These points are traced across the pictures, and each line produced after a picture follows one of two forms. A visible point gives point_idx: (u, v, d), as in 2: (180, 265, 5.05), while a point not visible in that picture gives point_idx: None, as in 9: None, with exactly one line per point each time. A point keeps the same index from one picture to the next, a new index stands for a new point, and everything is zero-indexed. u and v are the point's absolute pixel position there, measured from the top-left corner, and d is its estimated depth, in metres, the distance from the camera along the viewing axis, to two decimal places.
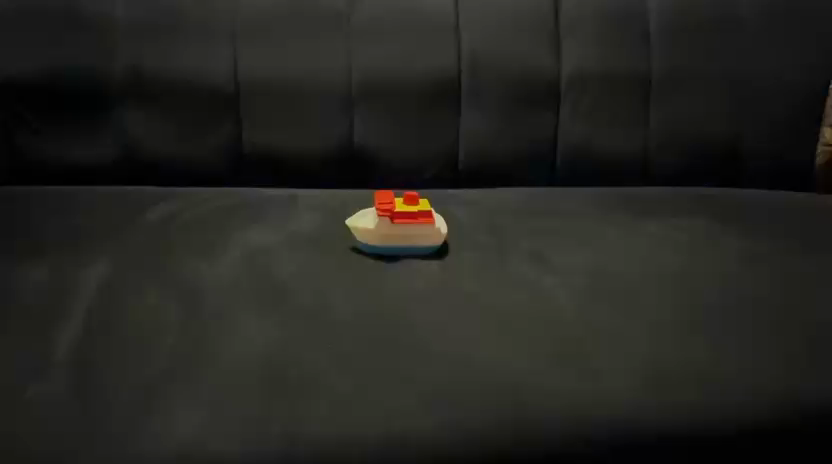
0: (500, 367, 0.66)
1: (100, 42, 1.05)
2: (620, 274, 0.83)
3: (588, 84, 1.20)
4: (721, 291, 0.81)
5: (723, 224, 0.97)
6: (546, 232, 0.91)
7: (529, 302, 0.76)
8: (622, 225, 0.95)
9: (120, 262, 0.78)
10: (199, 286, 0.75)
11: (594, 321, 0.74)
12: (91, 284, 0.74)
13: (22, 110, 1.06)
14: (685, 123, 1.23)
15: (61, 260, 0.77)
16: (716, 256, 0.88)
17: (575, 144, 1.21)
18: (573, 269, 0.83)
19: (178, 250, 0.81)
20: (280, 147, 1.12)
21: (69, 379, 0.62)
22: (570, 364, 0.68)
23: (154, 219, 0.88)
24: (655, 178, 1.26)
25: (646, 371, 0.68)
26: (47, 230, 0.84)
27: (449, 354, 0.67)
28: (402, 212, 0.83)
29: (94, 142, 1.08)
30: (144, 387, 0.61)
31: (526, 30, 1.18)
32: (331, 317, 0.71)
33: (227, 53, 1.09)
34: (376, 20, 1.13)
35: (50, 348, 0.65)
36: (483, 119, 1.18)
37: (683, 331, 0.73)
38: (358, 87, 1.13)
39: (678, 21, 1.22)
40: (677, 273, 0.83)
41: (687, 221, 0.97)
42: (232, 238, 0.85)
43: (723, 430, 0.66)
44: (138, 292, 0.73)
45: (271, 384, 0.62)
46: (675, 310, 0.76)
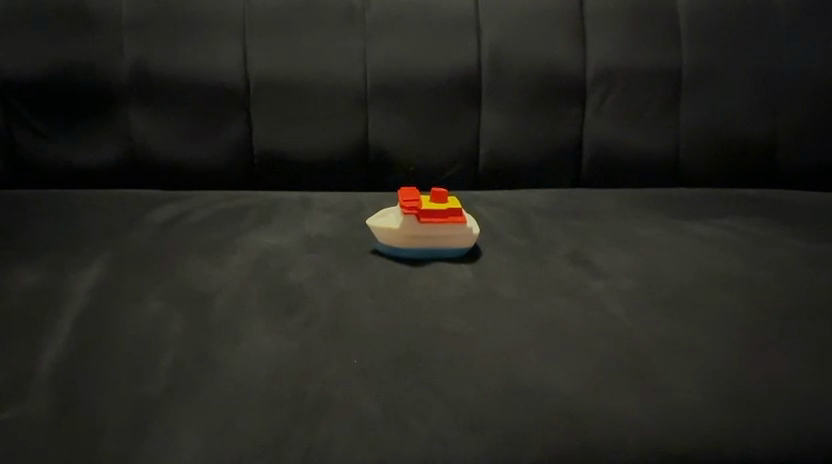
0: (537, 382, 0.60)
1: (105, 39, 1.01)
2: (662, 279, 0.76)
3: (615, 80, 1.14)
4: (775, 297, 0.74)
5: (768, 224, 0.90)
6: (578, 234, 0.85)
7: (564, 310, 0.70)
8: (659, 226, 0.88)
9: (124, 267, 0.73)
10: (209, 292, 0.69)
11: (638, 330, 0.67)
12: (89, 291, 0.68)
13: (23, 110, 1.01)
14: (719, 120, 1.17)
15: (58, 266, 0.72)
16: (765, 259, 0.81)
17: (602, 143, 1.15)
18: (610, 274, 0.76)
19: (184, 254, 0.76)
20: (292, 147, 1.07)
21: (61, 396, 0.56)
22: (614, 380, 0.61)
23: (161, 222, 0.83)
24: (686, 179, 1.19)
25: (699, 388, 0.61)
26: (46, 234, 0.79)
27: (479, 369, 0.60)
28: (429, 210, 0.76)
29: (99, 143, 1.03)
30: (144, 405, 0.56)
31: (548, 23, 1.12)
32: (349, 327, 0.65)
33: (237, 49, 1.04)
34: (392, 14, 1.08)
35: (42, 361, 0.59)
36: (504, 116, 1.12)
37: (738, 342, 0.66)
38: (373, 83, 1.08)
39: (710, 13, 1.16)
40: (724, 278, 0.77)
41: (728, 222, 0.90)
42: (241, 241, 0.79)
43: (795, 455, 0.58)
44: (138, 300, 0.68)
45: (288, 399, 0.56)
46: (725, 319, 0.70)
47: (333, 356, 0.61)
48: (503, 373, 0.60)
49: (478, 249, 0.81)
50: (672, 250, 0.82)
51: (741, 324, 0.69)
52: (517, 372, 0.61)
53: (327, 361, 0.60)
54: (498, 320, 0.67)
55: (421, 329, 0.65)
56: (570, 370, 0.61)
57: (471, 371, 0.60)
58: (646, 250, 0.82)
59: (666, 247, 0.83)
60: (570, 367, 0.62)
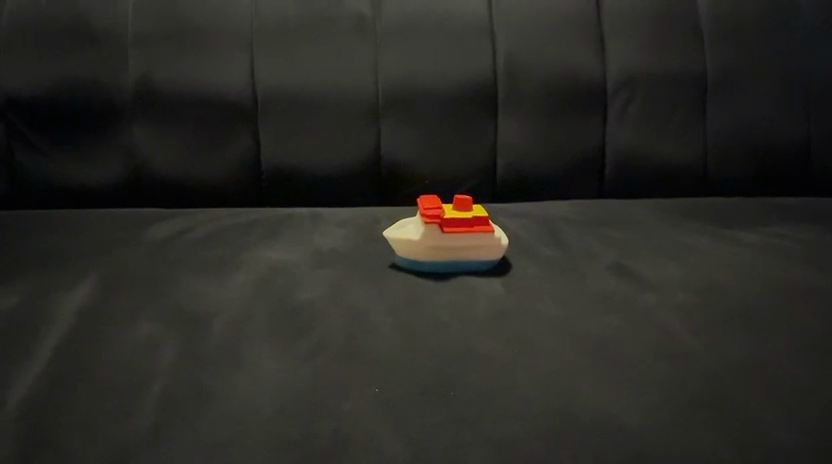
0: (578, 410, 0.53)
1: (110, 54, 0.99)
2: (708, 292, 0.69)
3: (637, 85, 1.09)
4: None
5: (817, 231, 0.83)
6: (610, 244, 0.78)
7: (601, 328, 0.63)
8: (697, 234, 0.81)
9: (120, 287, 0.68)
10: (211, 314, 0.64)
11: (688, 349, 0.60)
12: (85, 312, 0.63)
13: (25, 128, 0.98)
14: (749, 125, 1.11)
15: (52, 287, 0.67)
16: (818, 268, 0.74)
17: (626, 151, 1.09)
18: (649, 286, 0.70)
19: (186, 272, 0.71)
20: (300, 162, 1.03)
21: (48, 428, 0.50)
22: (665, 404, 0.53)
23: (161, 239, 0.78)
24: (716, 188, 1.13)
25: (766, 411, 0.53)
26: (41, 254, 0.74)
27: (512, 396, 0.54)
28: (453, 219, 0.70)
29: (101, 161, 1.00)
30: (138, 438, 0.49)
31: (566, 29, 1.08)
32: (364, 350, 0.59)
33: (244, 62, 1.01)
34: (403, 22, 1.04)
35: (28, 390, 0.54)
36: (522, 126, 1.07)
37: (804, 360, 0.59)
38: (385, 94, 1.04)
39: (733, 15, 1.11)
40: (775, 290, 0.69)
41: (773, 230, 0.83)
42: (248, 258, 0.74)
43: None
44: (137, 323, 0.62)
45: (300, 432, 0.50)
46: (785, 333, 0.62)
47: (348, 382, 0.55)
48: (541, 399, 0.53)
49: (505, 262, 0.74)
50: (714, 260, 0.75)
51: (804, 340, 0.62)
52: (556, 397, 0.54)
53: (343, 389, 0.54)
54: (531, 339, 0.61)
55: (446, 352, 0.59)
56: (616, 395, 0.54)
57: (503, 398, 0.53)
58: (686, 261, 0.75)
59: (707, 258, 0.76)
60: (616, 391, 0.55)
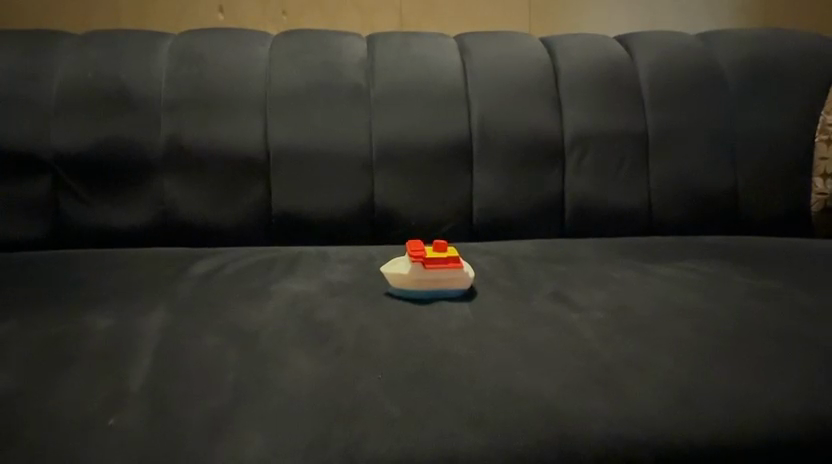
0: (539, 391, 0.70)
1: (146, 117, 1.17)
2: (639, 311, 0.86)
3: (590, 141, 1.29)
4: (737, 322, 0.85)
5: (731, 266, 1.03)
6: (562, 276, 0.96)
7: (556, 335, 0.80)
8: (634, 268, 1.00)
9: (171, 310, 0.83)
10: (246, 328, 0.79)
11: (620, 353, 0.77)
12: (150, 328, 0.79)
13: (70, 180, 1.15)
14: (685, 175, 1.32)
15: (119, 310, 0.83)
16: (726, 292, 0.93)
17: (582, 197, 1.29)
18: (595, 307, 0.88)
19: (223, 298, 0.87)
20: (305, 208, 1.20)
21: (139, 410, 0.65)
22: (605, 388, 0.71)
23: (199, 274, 0.94)
24: (659, 229, 1.32)
25: (677, 392, 0.71)
26: (101, 286, 0.90)
27: (489, 381, 0.70)
28: (434, 257, 0.88)
29: (135, 207, 1.16)
30: (210, 414, 0.65)
31: (529, 95, 1.29)
32: (373, 351, 0.75)
33: (259, 123, 1.20)
34: (392, 90, 1.25)
35: (116, 385, 0.69)
36: (494, 176, 1.26)
37: (708, 360, 0.76)
38: (377, 150, 1.23)
39: (666, 85, 1.34)
40: (692, 308, 0.88)
41: (696, 265, 1.03)
42: (271, 287, 0.90)
43: (758, 444, 0.69)
44: (192, 334, 0.78)
45: (325, 410, 0.65)
46: (698, 338, 0.80)
47: (363, 371, 0.71)
48: (506, 390, 0.69)
49: (474, 290, 0.92)
50: (646, 287, 0.94)
51: (711, 345, 0.79)
52: (523, 383, 0.71)
53: (352, 382, 0.69)
54: (498, 346, 0.77)
55: (432, 355, 0.74)
56: (563, 386, 0.71)
57: (482, 383, 0.70)
58: (623, 288, 0.93)
59: (640, 286, 0.94)
60: (569, 377, 0.72)
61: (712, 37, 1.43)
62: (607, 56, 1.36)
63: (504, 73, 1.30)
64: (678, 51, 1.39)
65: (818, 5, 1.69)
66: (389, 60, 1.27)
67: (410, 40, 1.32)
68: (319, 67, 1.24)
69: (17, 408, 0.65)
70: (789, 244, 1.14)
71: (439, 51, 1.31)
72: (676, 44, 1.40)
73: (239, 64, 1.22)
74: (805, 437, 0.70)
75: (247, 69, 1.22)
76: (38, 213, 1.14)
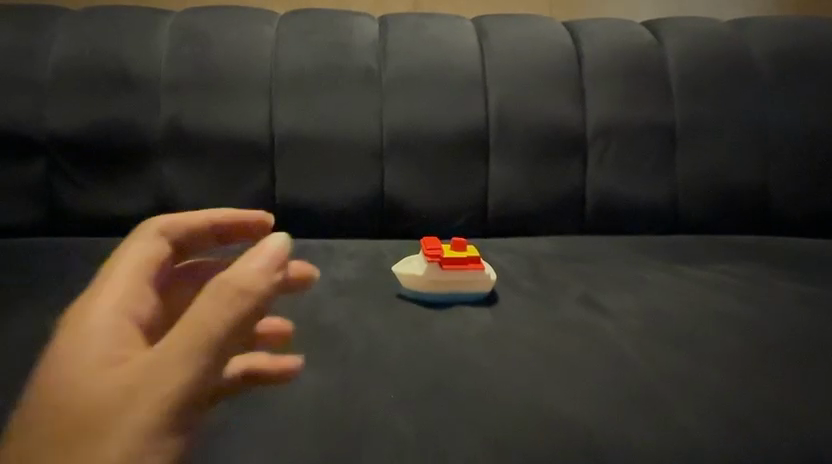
0: (562, 406, 0.64)
1: (144, 98, 1.11)
2: (666, 318, 0.81)
3: (613, 133, 1.22)
4: (774, 331, 0.78)
5: (763, 269, 0.96)
6: (585, 278, 0.90)
7: (578, 345, 0.74)
8: (660, 270, 0.95)
9: None
10: None
11: (647, 365, 0.71)
12: None
13: (64, 164, 1.09)
14: (714, 171, 1.24)
15: None
16: (760, 298, 0.87)
17: (605, 192, 1.22)
18: (620, 311, 0.82)
19: None
20: (311, 198, 1.14)
21: None
22: (633, 405, 0.65)
23: None
24: (686, 227, 1.25)
25: (713, 410, 0.65)
26: (93, 280, 0.85)
27: (507, 393, 0.65)
28: (451, 257, 0.82)
29: (133, 194, 1.10)
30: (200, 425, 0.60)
31: (549, 82, 1.22)
32: (382, 358, 0.69)
33: (264, 106, 1.13)
34: (405, 75, 1.18)
35: None
36: (511, 168, 1.19)
37: (746, 374, 0.70)
38: (388, 137, 1.16)
39: (696, 75, 1.26)
40: (726, 315, 0.82)
41: (726, 268, 0.96)
42: None
43: None
44: None
45: (329, 423, 0.60)
46: (732, 349, 0.74)
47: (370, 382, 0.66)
48: (524, 403, 0.64)
49: (494, 294, 0.85)
50: (674, 291, 0.88)
51: (747, 359, 0.73)
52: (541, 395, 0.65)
53: (358, 393, 0.64)
54: (515, 355, 0.71)
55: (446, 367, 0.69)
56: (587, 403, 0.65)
57: (500, 393, 0.65)
58: (649, 292, 0.87)
59: (666, 290, 0.88)
60: (593, 391, 0.66)
61: (745, 24, 1.34)
62: (634, 43, 1.28)
63: (524, 58, 1.22)
64: (710, 38, 1.30)
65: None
66: (402, 43, 1.20)
67: (425, 22, 1.24)
68: (328, 50, 1.17)
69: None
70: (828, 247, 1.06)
71: (454, 34, 1.23)
72: (707, 31, 1.31)
73: (243, 44, 1.16)
74: None
75: (253, 50, 1.16)
76: (33, 200, 1.09)
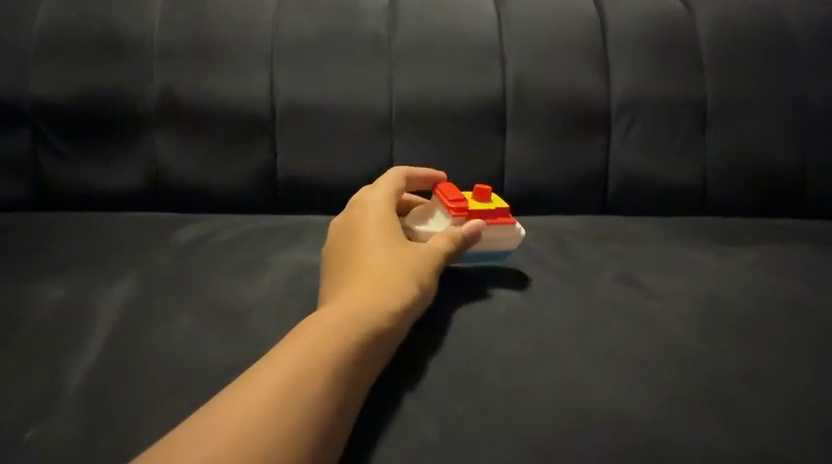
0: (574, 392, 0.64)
1: (135, 64, 1.03)
2: (691, 306, 0.78)
3: (640, 108, 1.13)
4: (805, 328, 0.75)
5: (796, 260, 0.90)
6: (602, 266, 0.85)
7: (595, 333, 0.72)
8: (690, 253, 0.90)
9: (152, 282, 0.75)
10: (242, 307, 0.72)
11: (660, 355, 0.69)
12: (117, 302, 0.72)
13: (49, 133, 1.02)
14: (748, 150, 1.15)
15: (87, 279, 0.75)
16: (795, 290, 0.82)
17: (629, 171, 1.13)
18: (639, 298, 0.79)
19: (219, 270, 0.79)
20: (314, 174, 1.06)
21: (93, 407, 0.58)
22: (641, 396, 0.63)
23: (188, 241, 0.85)
24: (714, 210, 1.17)
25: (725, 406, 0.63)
26: (77, 253, 0.80)
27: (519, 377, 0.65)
28: (478, 211, 0.82)
29: (122, 166, 1.03)
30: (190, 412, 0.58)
31: (571, 53, 1.13)
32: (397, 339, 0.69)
33: (264, 76, 1.05)
34: (417, 42, 1.09)
35: (72, 371, 0.62)
36: (529, 145, 1.11)
37: (765, 371, 0.68)
38: (398, 110, 1.08)
39: (731, 46, 1.17)
40: (756, 306, 0.78)
41: (757, 256, 0.90)
42: (272, 259, 0.82)
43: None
44: (172, 312, 0.70)
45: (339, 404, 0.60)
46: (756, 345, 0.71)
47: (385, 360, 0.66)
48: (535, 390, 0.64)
49: (506, 278, 0.83)
50: (704, 279, 0.83)
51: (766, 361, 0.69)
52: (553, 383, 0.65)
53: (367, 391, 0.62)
54: (531, 341, 0.70)
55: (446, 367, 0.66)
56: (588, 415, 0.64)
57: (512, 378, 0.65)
58: (677, 280, 0.83)
59: (695, 278, 0.83)
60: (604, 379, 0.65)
61: None
62: (664, 11, 1.18)
63: (545, 26, 1.14)
64: (745, 6, 1.20)
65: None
66: (414, 8, 1.12)
67: None
68: (335, 16, 1.09)
69: None
70: None
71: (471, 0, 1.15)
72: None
73: (243, 8, 1.08)
74: None
75: (253, 15, 1.07)
76: (16, 171, 1.02)
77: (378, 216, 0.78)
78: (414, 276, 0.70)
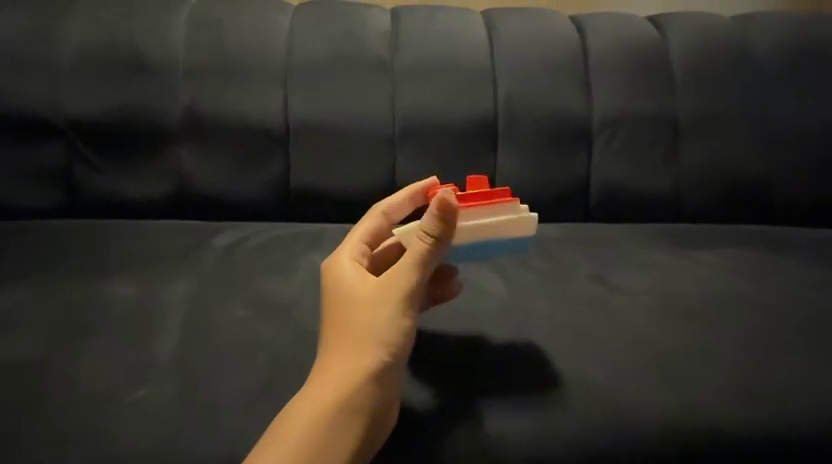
0: (563, 373, 0.77)
1: (161, 85, 1.13)
2: (665, 300, 0.90)
3: (619, 125, 1.25)
4: (759, 317, 0.87)
5: (755, 262, 1.01)
6: (583, 267, 0.97)
7: (580, 324, 0.85)
8: (661, 254, 1.02)
9: (197, 281, 0.89)
10: (279, 304, 0.84)
11: (635, 340, 0.82)
12: (174, 298, 0.85)
13: (84, 148, 1.12)
14: (717, 162, 1.27)
15: (144, 279, 0.89)
16: (750, 286, 0.94)
17: (610, 182, 1.25)
18: (613, 292, 0.91)
19: (251, 271, 0.91)
20: (325, 185, 1.17)
21: (171, 382, 0.73)
22: (621, 372, 0.77)
23: (224, 247, 0.98)
24: (689, 217, 1.29)
25: (686, 383, 0.77)
26: (131, 258, 0.93)
27: (520, 359, 0.78)
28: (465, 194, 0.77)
29: (149, 178, 1.13)
30: (253, 389, 0.72)
31: (557, 74, 1.25)
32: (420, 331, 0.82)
33: (279, 95, 1.16)
34: (417, 65, 1.21)
35: (152, 354, 0.76)
36: (520, 159, 1.22)
37: (720, 352, 0.81)
38: (400, 127, 1.19)
39: (700, 69, 1.30)
40: (719, 299, 0.91)
41: (716, 255, 1.03)
42: (299, 262, 0.94)
43: (757, 434, 0.74)
44: (219, 307, 0.84)
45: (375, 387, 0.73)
46: (716, 332, 0.84)
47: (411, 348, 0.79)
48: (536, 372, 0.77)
49: (502, 275, 0.95)
50: (673, 277, 0.96)
51: (724, 345, 0.82)
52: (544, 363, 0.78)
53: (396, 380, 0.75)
54: (527, 330, 0.83)
55: (448, 360, 0.78)
56: (569, 396, 0.74)
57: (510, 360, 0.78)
58: (648, 277, 0.95)
59: (667, 277, 0.95)
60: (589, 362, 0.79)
61: (749, 20, 1.37)
62: (639, 37, 1.31)
63: (533, 50, 1.26)
64: (711, 32, 1.33)
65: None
66: (415, 34, 1.23)
67: (436, 14, 1.27)
68: (342, 40, 1.20)
69: (58, 374, 0.72)
70: (820, 238, 1.12)
71: (465, 26, 1.26)
72: (710, 25, 1.35)
73: (258, 33, 1.19)
74: (807, 433, 0.75)
75: (268, 39, 1.18)
76: (52, 180, 1.11)
77: (349, 256, 0.76)
78: (377, 339, 0.67)
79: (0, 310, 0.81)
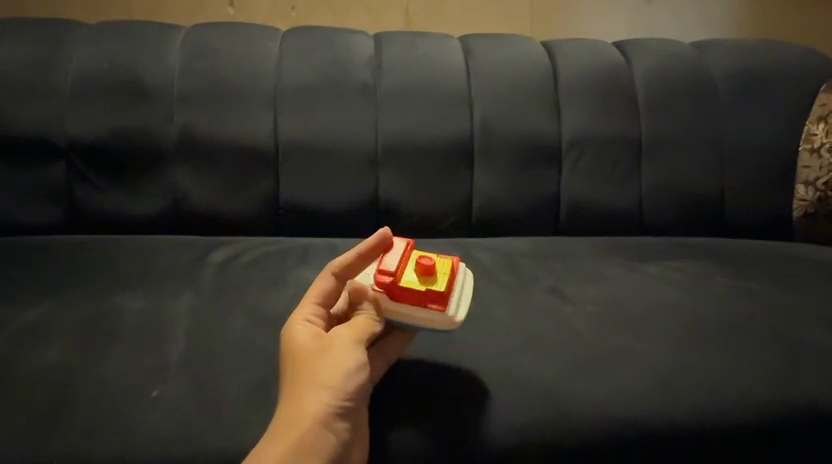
0: (529, 375, 0.85)
1: (158, 108, 1.20)
2: (622, 307, 0.99)
3: (585, 146, 1.35)
4: (706, 322, 0.97)
5: (706, 273, 1.11)
6: (550, 279, 1.06)
7: (545, 330, 0.93)
8: (620, 267, 1.12)
9: (194, 293, 0.96)
10: (271, 314, 0.92)
11: (595, 344, 0.91)
12: (174, 309, 0.92)
13: (83, 167, 1.19)
14: (676, 179, 1.38)
15: (146, 292, 0.95)
16: (699, 294, 1.04)
17: (577, 198, 1.35)
18: (575, 301, 1.00)
19: (244, 285, 0.99)
20: (313, 201, 1.25)
21: (173, 386, 0.79)
22: (580, 373, 0.86)
23: (219, 262, 1.05)
24: (650, 229, 1.39)
25: (638, 382, 0.85)
26: (133, 273, 1.00)
27: (490, 363, 0.86)
28: (403, 289, 0.81)
29: (146, 194, 1.20)
30: (248, 391, 0.79)
31: (529, 98, 1.35)
32: None
33: (269, 117, 1.24)
34: (398, 89, 1.29)
35: (153, 361, 0.83)
36: (494, 177, 1.31)
37: (670, 354, 0.90)
38: (383, 147, 1.27)
39: (661, 92, 1.40)
40: (671, 306, 1.00)
41: (670, 267, 1.13)
42: (289, 276, 1.02)
43: (697, 427, 0.84)
44: (216, 317, 0.91)
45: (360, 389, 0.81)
46: (667, 336, 0.93)
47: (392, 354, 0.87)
48: (504, 375, 0.85)
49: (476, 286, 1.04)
50: (630, 287, 1.05)
51: (673, 348, 0.91)
52: (511, 366, 0.86)
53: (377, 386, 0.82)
54: (497, 336, 0.91)
55: (425, 367, 0.85)
56: (533, 398, 0.82)
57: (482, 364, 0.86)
58: (607, 287, 1.05)
59: (624, 287, 1.05)
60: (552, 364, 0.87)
61: (706, 47, 1.48)
62: (605, 62, 1.41)
63: (507, 76, 1.35)
64: (671, 59, 1.44)
65: (818, 8, 1.73)
66: (396, 60, 1.32)
67: (417, 40, 1.37)
68: (328, 66, 1.28)
69: (69, 378, 0.79)
70: (764, 250, 1.23)
71: (444, 53, 1.36)
72: (670, 52, 1.45)
73: (250, 59, 1.26)
74: (740, 425, 0.85)
75: (258, 65, 1.26)
76: (53, 199, 1.18)
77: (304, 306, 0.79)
78: (323, 384, 0.70)
79: (10, 320, 0.88)
